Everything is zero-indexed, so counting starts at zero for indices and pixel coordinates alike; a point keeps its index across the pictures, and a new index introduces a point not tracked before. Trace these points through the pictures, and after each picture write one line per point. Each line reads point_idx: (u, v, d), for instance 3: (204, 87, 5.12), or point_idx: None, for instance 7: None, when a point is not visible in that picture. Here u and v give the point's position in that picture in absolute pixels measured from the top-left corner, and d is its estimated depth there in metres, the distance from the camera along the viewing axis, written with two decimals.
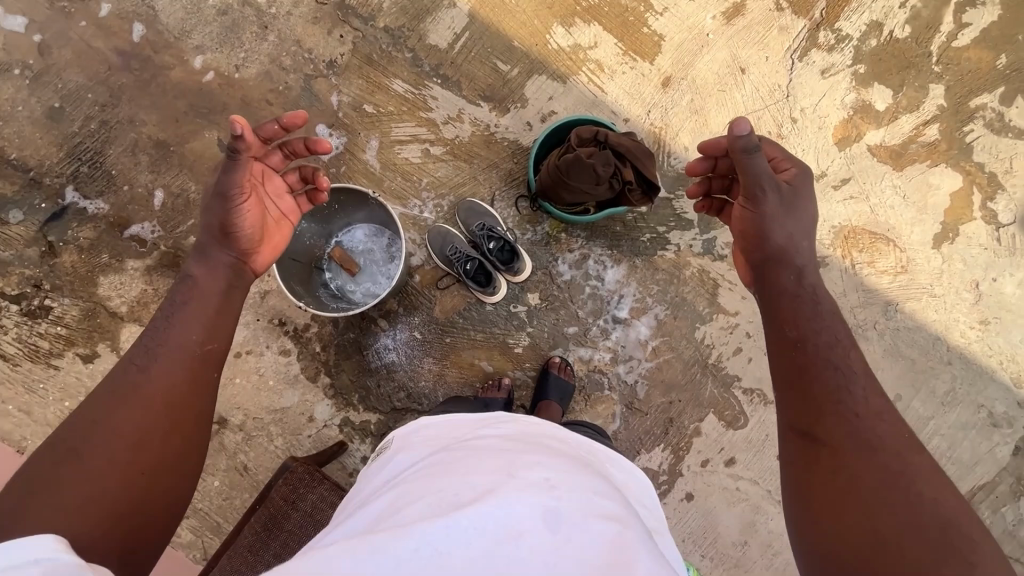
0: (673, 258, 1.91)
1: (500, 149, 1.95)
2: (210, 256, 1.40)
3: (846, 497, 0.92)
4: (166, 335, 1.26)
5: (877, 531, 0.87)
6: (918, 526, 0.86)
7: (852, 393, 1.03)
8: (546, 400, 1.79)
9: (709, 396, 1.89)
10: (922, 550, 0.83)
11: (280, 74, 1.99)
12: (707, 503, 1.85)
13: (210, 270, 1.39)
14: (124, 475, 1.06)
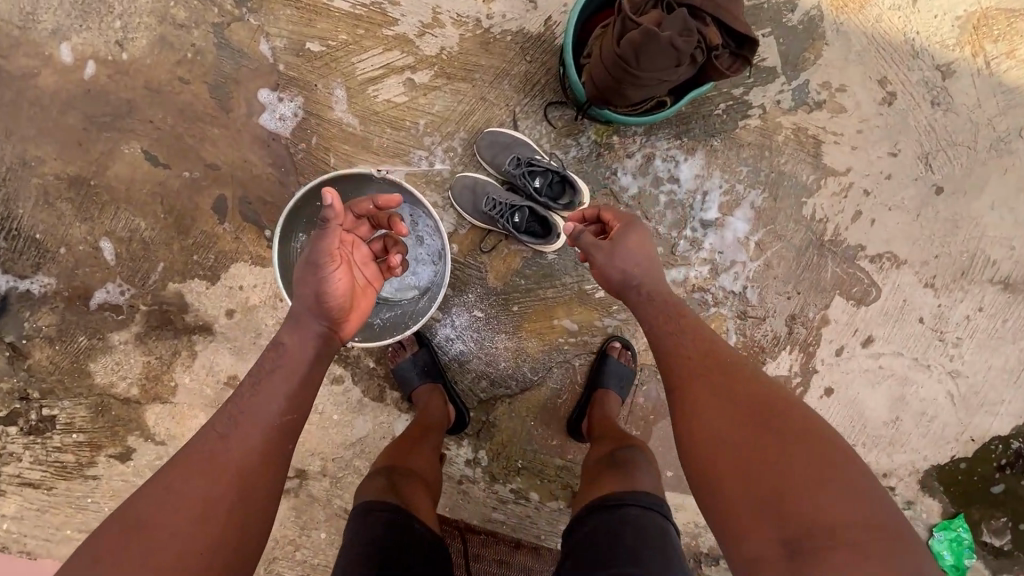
0: (759, 125, 1.49)
1: (504, 48, 1.44)
2: (301, 322, 1.07)
3: (716, 449, 0.94)
4: (246, 402, 0.98)
5: (727, 460, 0.91)
6: (767, 438, 0.90)
7: (680, 338, 1.10)
8: (604, 388, 1.51)
9: (832, 277, 1.58)
10: (785, 452, 0.87)
11: (179, 35, 1.45)
12: (851, 392, 1.64)
13: (297, 337, 1.06)
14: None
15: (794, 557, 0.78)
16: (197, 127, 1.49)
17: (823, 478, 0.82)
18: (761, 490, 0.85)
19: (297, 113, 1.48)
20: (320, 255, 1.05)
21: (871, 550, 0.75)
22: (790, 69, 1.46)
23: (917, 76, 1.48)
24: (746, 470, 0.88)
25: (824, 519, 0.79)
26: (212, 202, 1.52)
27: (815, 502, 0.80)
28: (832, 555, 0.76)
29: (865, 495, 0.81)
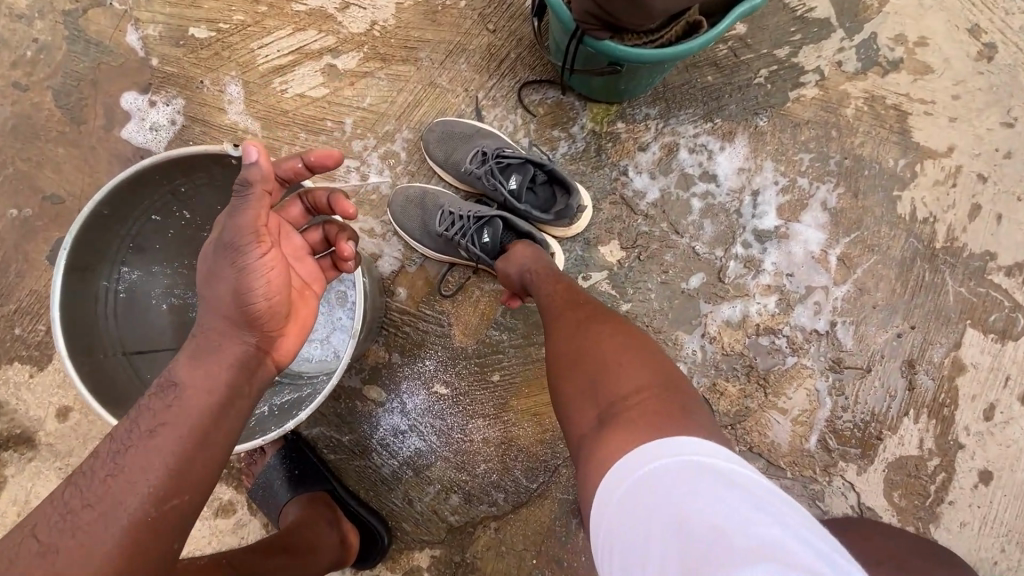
0: (817, 95, 1.07)
1: (459, 16, 1.06)
2: (214, 344, 0.65)
3: (564, 368, 0.69)
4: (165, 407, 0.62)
5: (563, 356, 0.71)
6: (600, 353, 0.67)
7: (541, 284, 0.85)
8: None
9: (957, 301, 1.08)
10: (621, 372, 0.64)
11: (16, 29, 1.06)
12: (1020, 476, 1.07)
13: (201, 368, 0.64)
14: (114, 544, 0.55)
15: (603, 425, 0.60)
16: (35, 148, 1.06)
17: (639, 352, 0.67)
18: (582, 372, 0.67)
19: (173, 120, 1.07)
20: (238, 229, 0.63)
21: (658, 406, 0.59)
22: (848, 21, 1.07)
23: (1020, 21, 1.09)
24: (579, 361, 0.68)
25: (626, 389, 0.62)
26: (49, 249, 1.05)
27: (628, 375, 0.63)
28: (632, 411, 0.59)
29: (653, 363, 0.65)
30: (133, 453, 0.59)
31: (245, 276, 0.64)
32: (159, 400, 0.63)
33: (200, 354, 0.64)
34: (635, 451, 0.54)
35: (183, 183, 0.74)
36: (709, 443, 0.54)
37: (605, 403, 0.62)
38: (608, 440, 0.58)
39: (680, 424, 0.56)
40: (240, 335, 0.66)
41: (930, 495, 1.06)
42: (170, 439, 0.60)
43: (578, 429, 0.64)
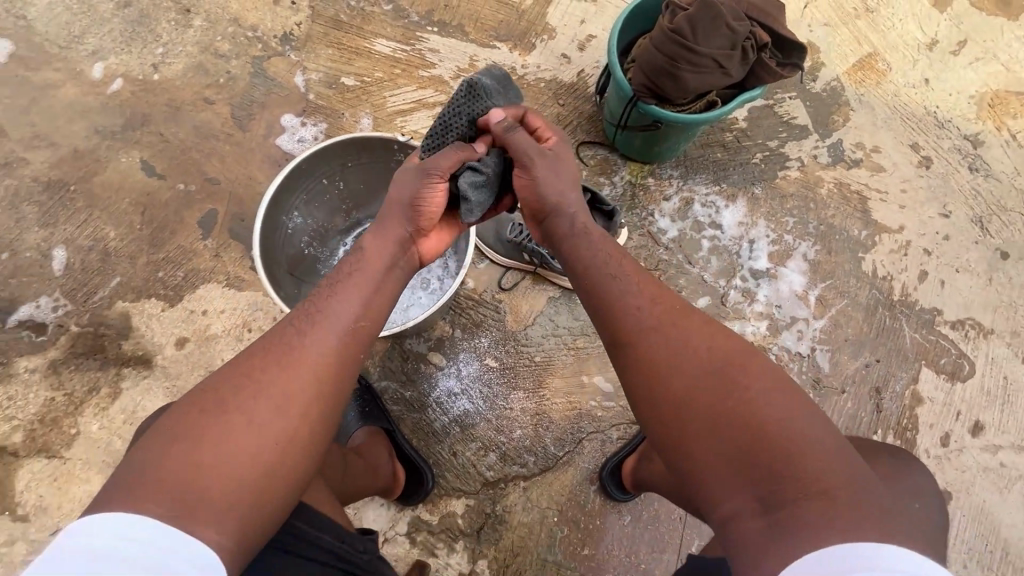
0: (799, 176, 1.43)
1: (538, 92, 1.45)
2: (386, 229, 0.91)
3: (712, 433, 0.66)
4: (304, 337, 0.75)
5: (693, 414, 0.69)
6: (751, 424, 0.64)
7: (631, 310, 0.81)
8: None
9: (913, 344, 1.34)
10: (794, 453, 0.61)
11: (216, 63, 1.46)
12: (975, 499, 1.25)
13: (375, 245, 0.89)
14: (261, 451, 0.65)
15: (773, 516, 0.59)
16: (209, 144, 1.40)
17: (791, 420, 0.64)
18: (731, 439, 0.65)
19: (315, 137, 1.42)
20: (433, 164, 0.89)
21: (842, 502, 0.56)
22: (821, 129, 1.46)
23: (948, 144, 1.48)
24: (720, 425, 0.66)
25: (810, 476, 0.59)
26: (200, 216, 1.35)
27: (808, 454, 0.61)
28: (823, 488, 0.58)
29: (814, 436, 0.63)
30: (325, 304, 0.79)
31: (420, 193, 0.90)
32: (344, 268, 0.86)
33: (375, 235, 0.91)
34: (829, 551, 0.53)
35: (352, 160, 1.07)
36: (883, 540, 0.52)
37: (772, 489, 0.60)
38: (795, 518, 0.57)
39: (877, 519, 0.55)
40: (401, 226, 0.91)
41: None
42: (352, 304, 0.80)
43: (726, 507, 0.63)
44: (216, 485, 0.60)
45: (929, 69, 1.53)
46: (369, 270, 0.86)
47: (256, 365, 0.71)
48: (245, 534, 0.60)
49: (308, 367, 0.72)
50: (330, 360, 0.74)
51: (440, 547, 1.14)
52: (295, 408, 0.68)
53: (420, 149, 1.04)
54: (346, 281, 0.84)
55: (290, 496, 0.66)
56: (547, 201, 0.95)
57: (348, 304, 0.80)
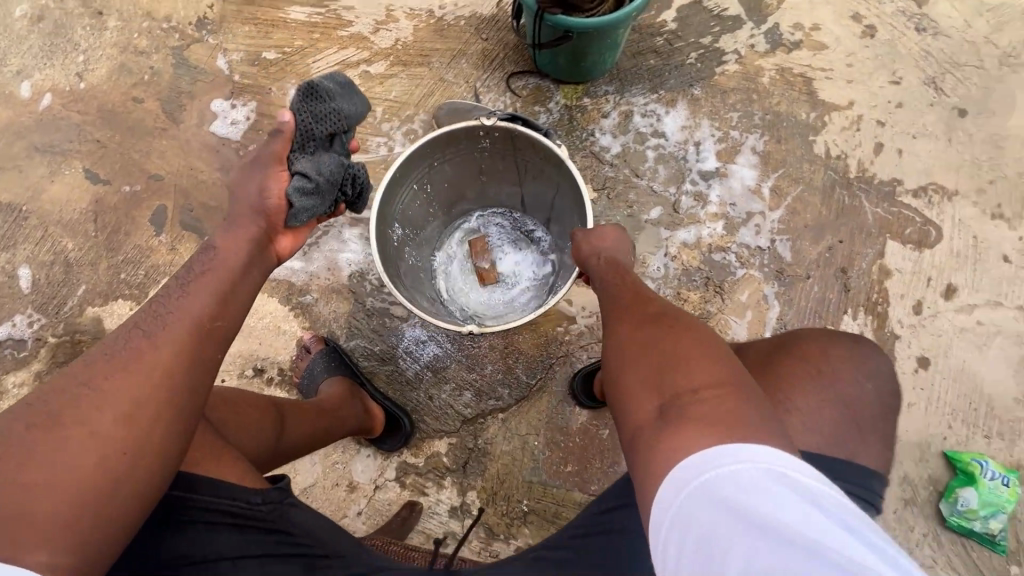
0: (738, 69, 1.39)
1: (460, 32, 1.42)
2: (238, 224, 0.88)
3: (641, 363, 0.71)
4: (167, 314, 0.76)
5: (634, 347, 0.74)
6: (672, 353, 0.69)
7: (612, 298, 0.87)
8: None
9: (875, 219, 1.31)
10: (700, 375, 0.65)
11: (138, 61, 1.45)
12: (953, 361, 1.24)
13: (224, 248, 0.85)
14: (116, 437, 0.66)
15: (669, 412, 0.63)
16: (145, 142, 1.41)
17: (699, 354, 0.68)
18: (649, 365, 0.70)
19: (247, 117, 1.42)
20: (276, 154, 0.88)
21: (729, 407, 0.61)
22: (755, 16, 1.41)
23: (891, 8, 1.41)
24: (648, 353, 0.71)
25: (691, 384, 0.65)
26: (150, 214, 1.37)
27: (705, 379, 0.65)
28: (705, 407, 0.61)
29: (724, 366, 0.67)
30: (176, 306, 0.77)
31: (266, 183, 0.89)
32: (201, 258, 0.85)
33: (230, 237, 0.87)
34: (704, 454, 0.56)
35: (435, 158, 1.11)
36: (792, 460, 0.54)
37: (672, 395, 0.65)
38: (680, 428, 0.60)
39: (750, 430, 0.58)
40: (254, 222, 0.89)
41: None
42: (202, 300, 0.78)
43: (635, 416, 0.68)
44: (69, 473, 0.62)
45: None
46: (228, 265, 0.84)
47: (99, 370, 0.70)
48: (85, 546, 0.61)
49: (156, 360, 0.72)
50: (174, 359, 0.73)
51: (430, 485, 1.18)
52: (147, 409, 0.68)
53: (506, 128, 1.05)
54: (200, 277, 0.82)
55: (145, 489, 0.66)
56: (581, 259, 0.99)
57: (193, 308, 0.78)
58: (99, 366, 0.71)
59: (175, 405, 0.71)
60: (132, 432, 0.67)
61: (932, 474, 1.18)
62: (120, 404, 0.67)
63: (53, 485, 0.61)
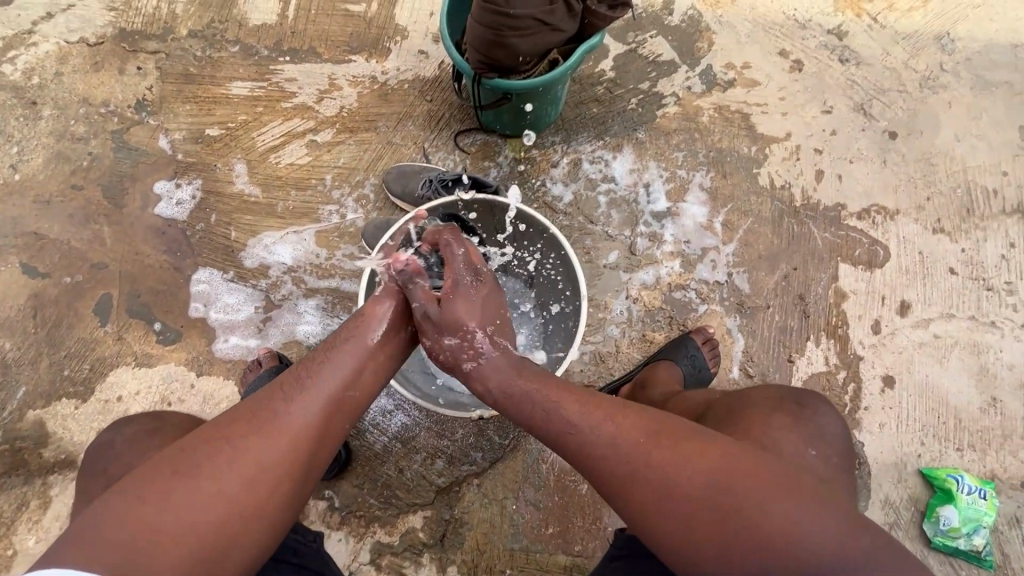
0: (678, 110, 1.43)
1: (405, 95, 1.44)
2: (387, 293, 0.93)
3: (720, 545, 0.64)
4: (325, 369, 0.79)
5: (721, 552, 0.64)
6: (745, 520, 0.64)
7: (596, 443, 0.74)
8: (667, 360, 1.19)
9: (825, 243, 1.34)
10: (804, 540, 0.61)
11: (76, 148, 1.42)
12: (917, 376, 1.26)
13: (372, 309, 0.90)
14: (255, 466, 0.67)
15: None
16: (88, 230, 1.36)
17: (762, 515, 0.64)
18: (737, 549, 0.63)
19: (191, 195, 1.39)
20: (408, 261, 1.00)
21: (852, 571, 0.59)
22: (689, 59, 1.46)
23: (814, 43, 1.49)
24: (737, 555, 0.63)
25: (802, 540, 0.61)
26: (95, 304, 1.31)
27: (812, 547, 0.61)
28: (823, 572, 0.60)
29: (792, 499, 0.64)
30: (302, 393, 0.75)
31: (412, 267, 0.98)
32: (343, 331, 0.87)
33: (374, 302, 0.91)
34: None
35: None
36: None
37: (795, 565, 0.60)
38: None
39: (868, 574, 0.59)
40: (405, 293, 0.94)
41: (846, 404, 1.24)
42: (349, 362, 0.81)
43: None
44: (222, 476, 0.65)
45: None
46: (351, 359, 0.82)
47: (279, 387, 0.76)
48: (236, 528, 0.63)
49: (308, 405, 0.74)
50: (297, 456, 0.70)
51: (407, 566, 1.12)
52: (276, 435, 0.70)
53: (486, 201, 1.15)
54: (347, 340, 0.85)
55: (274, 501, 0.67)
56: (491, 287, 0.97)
57: (322, 397, 0.76)
58: (270, 395, 0.75)
59: (328, 430, 0.75)
60: (299, 442, 0.71)
61: (913, 494, 1.19)
62: (259, 435, 0.69)
63: (200, 473, 0.65)
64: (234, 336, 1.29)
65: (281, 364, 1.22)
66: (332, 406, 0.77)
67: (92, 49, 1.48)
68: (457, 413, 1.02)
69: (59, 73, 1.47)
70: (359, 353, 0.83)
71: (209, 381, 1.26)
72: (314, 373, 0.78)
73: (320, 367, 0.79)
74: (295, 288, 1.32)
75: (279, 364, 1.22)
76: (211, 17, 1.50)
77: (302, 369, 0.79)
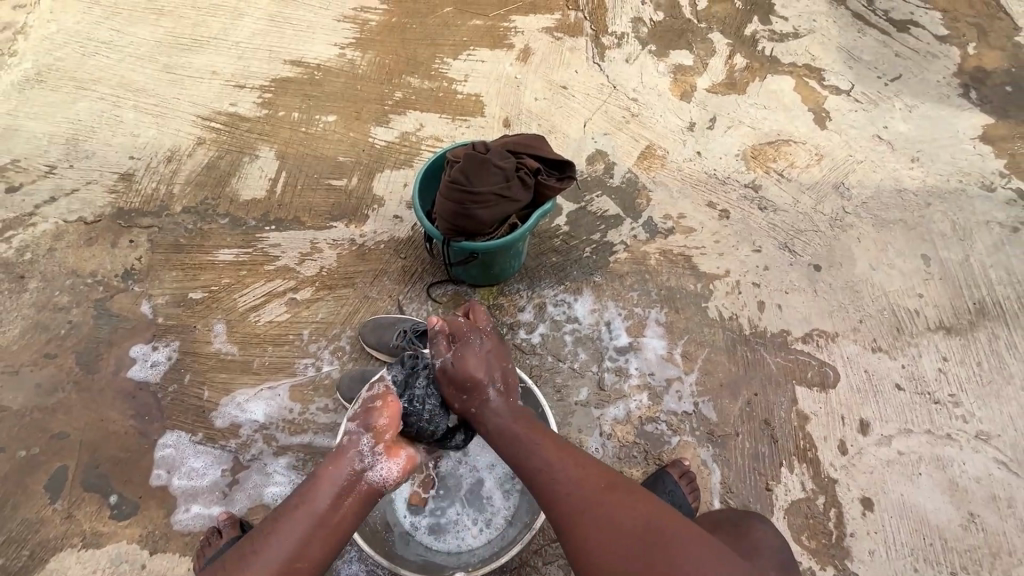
0: (628, 255, 1.60)
1: (381, 254, 1.57)
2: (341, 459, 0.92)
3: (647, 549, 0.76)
4: (279, 535, 0.81)
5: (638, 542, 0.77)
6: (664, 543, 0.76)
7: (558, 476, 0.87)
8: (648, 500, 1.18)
9: (778, 368, 1.44)
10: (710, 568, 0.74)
11: (56, 317, 1.46)
12: (894, 496, 1.27)
13: (329, 469, 0.90)
14: None
15: None
16: (54, 398, 1.35)
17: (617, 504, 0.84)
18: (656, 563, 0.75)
19: (165, 357, 1.41)
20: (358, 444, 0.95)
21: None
22: (632, 212, 1.68)
23: (735, 195, 1.74)
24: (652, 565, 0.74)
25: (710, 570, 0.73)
26: (47, 479, 1.24)
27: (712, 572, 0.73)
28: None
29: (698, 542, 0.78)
30: (249, 567, 0.78)
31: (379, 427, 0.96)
32: (298, 490, 0.87)
33: (334, 460, 0.91)
34: None
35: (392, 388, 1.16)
36: None
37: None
38: None
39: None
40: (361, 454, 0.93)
41: (832, 532, 1.23)
42: (303, 527, 0.82)
43: None
44: None
45: (697, 144, 1.83)
46: (305, 522, 0.83)
47: (233, 558, 0.79)
48: None
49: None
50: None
51: None
52: None
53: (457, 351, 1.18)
54: (302, 499, 0.86)
55: None
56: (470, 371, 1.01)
57: (268, 573, 0.77)
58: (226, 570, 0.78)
59: None
60: None
61: None
62: None
63: None
64: (197, 504, 1.22)
65: (243, 532, 1.15)
66: (283, 574, 0.78)
67: (88, 226, 1.60)
68: None
69: (52, 249, 1.56)
70: (314, 514, 0.84)
71: (162, 559, 1.17)
72: (262, 548, 0.79)
73: (273, 533, 0.81)
74: (266, 446, 1.29)
75: (240, 533, 1.14)
76: (205, 194, 1.66)
77: (258, 534, 0.81)
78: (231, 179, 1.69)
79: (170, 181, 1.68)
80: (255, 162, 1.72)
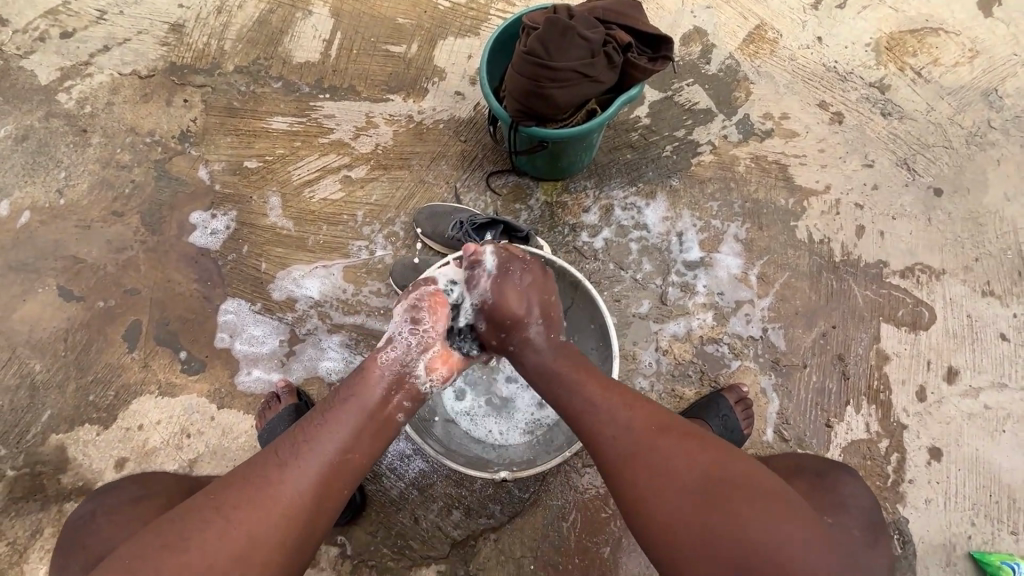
0: (713, 158, 1.41)
1: (439, 135, 1.45)
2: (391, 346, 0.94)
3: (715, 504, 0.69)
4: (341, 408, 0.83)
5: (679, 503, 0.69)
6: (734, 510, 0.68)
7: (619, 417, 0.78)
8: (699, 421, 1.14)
9: (866, 302, 1.29)
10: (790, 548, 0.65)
11: (120, 175, 1.46)
12: (967, 450, 1.18)
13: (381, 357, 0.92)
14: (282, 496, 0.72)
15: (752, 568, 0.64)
16: (125, 255, 1.39)
17: (790, 524, 0.66)
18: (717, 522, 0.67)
19: (223, 226, 1.41)
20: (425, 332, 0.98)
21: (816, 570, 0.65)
22: (725, 108, 1.45)
23: (856, 95, 1.46)
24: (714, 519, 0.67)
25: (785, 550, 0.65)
26: (123, 330, 1.33)
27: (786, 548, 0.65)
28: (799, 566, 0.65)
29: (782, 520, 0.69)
30: (317, 431, 0.79)
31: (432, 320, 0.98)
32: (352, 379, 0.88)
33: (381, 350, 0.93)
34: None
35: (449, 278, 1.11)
36: None
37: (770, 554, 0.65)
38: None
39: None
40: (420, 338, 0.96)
41: (889, 477, 1.17)
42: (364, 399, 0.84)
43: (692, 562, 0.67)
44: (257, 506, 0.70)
45: (820, 27, 1.51)
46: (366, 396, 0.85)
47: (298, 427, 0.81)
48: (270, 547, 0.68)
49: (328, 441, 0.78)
50: (313, 490, 0.74)
51: None
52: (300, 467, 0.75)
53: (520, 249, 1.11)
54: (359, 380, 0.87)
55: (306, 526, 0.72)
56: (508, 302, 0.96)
57: (322, 455, 0.77)
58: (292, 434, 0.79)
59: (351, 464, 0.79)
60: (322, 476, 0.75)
61: None
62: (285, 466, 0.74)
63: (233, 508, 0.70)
64: (257, 369, 1.28)
65: (300, 401, 1.21)
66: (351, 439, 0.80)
67: (142, 81, 1.54)
68: (481, 473, 0.97)
69: (110, 103, 1.52)
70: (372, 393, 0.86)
71: (228, 413, 1.26)
72: (328, 419, 0.80)
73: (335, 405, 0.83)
74: (320, 323, 1.31)
75: (297, 402, 1.20)
76: (257, 53, 1.54)
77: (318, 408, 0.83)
78: (284, 38, 1.55)
79: (221, 36, 1.56)
80: (308, 19, 1.56)
